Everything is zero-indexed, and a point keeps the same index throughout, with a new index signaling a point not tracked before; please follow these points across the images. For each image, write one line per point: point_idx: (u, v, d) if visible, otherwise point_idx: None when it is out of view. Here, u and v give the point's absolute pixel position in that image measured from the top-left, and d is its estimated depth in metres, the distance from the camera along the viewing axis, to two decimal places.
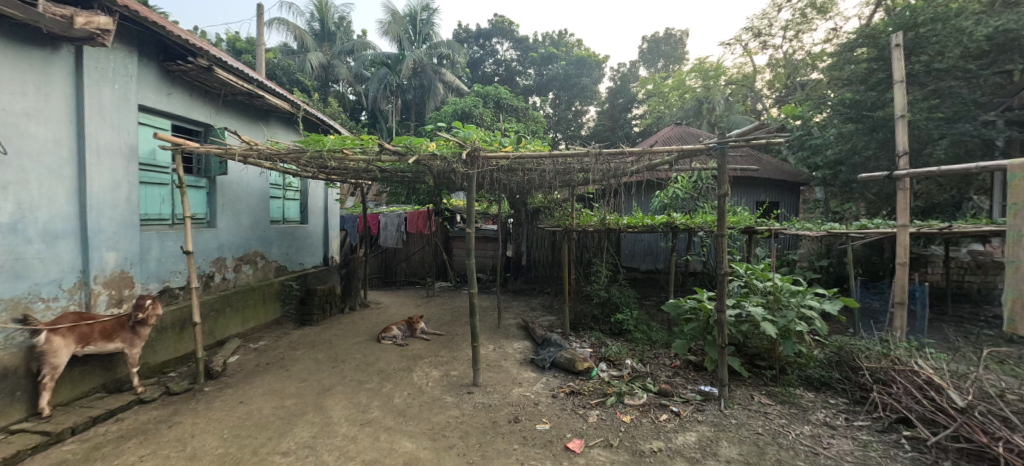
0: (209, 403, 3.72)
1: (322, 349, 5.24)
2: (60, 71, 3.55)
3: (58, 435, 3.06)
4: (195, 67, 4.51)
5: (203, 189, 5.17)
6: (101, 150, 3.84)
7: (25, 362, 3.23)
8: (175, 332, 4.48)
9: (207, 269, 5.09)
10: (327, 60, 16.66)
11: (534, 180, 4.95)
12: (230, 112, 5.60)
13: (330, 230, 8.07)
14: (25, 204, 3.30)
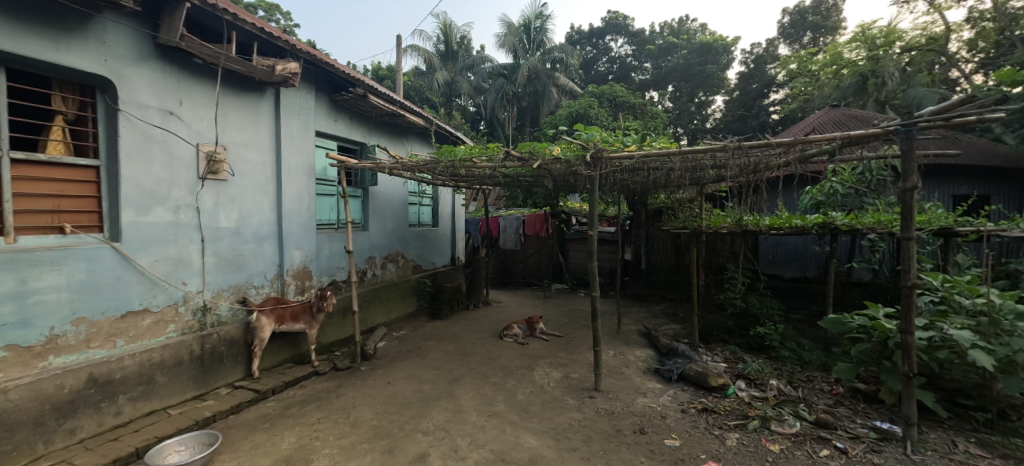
0: (364, 380, 4.35)
1: (451, 341, 5.72)
2: (266, 109, 4.54)
3: (263, 393, 3.90)
4: (355, 97, 5.36)
5: (359, 198, 6.11)
6: (291, 169, 4.80)
7: (244, 334, 4.19)
8: (339, 318, 5.36)
9: (362, 266, 5.98)
10: (451, 77, 18.23)
11: (659, 179, 4.69)
12: (379, 131, 6.52)
13: (456, 233, 8.79)
14: (244, 214, 4.30)
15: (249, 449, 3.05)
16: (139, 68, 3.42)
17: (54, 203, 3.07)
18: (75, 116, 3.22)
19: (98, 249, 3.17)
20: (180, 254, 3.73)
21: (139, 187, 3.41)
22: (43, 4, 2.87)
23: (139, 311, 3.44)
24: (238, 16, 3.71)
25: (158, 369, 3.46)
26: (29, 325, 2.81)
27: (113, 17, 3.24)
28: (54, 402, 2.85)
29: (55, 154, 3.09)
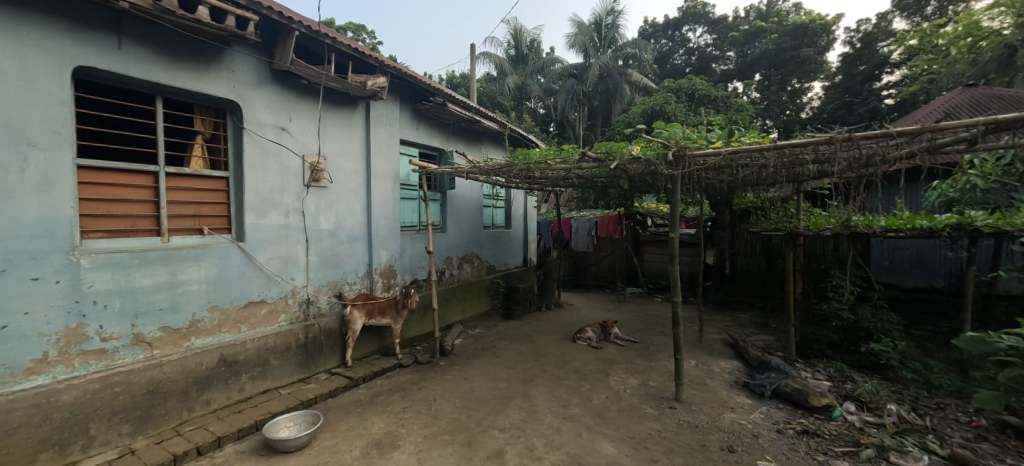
0: (444, 375, 4.57)
1: (524, 341, 5.79)
2: (358, 121, 4.98)
3: (356, 381, 4.27)
4: (435, 105, 5.68)
5: (438, 201, 6.44)
6: (378, 175, 5.20)
7: (340, 326, 4.62)
8: (420, 314, 5.70)
9: (441, 265, 6.30)
10: (522, 81, 18.45)
11: (749, 176, 4.33)
12: (456, 137, 6.82)
13: (528, 235, 8.89)
14: (340, 217, 4.75)
15: (345, 431, 3.36)
16: (258, 92, 3.94)
17: (195, 208, 3.66)
18: (211, 135, 3.80)
19: (227, 248, 3.71)
20: (289, 252, 4.22)
21: (258, 194, 3.93)
22: (188, 43, 3.44)
23: (258, 302, 3.95)
24: (336, 38, 4.13)
25: (271, 353, 3.96)
26: (178, 310, 3.39)
27: (239, 49, 3.78)
28: (195, 376, 3.41)
29: (196, 167, 3.66)
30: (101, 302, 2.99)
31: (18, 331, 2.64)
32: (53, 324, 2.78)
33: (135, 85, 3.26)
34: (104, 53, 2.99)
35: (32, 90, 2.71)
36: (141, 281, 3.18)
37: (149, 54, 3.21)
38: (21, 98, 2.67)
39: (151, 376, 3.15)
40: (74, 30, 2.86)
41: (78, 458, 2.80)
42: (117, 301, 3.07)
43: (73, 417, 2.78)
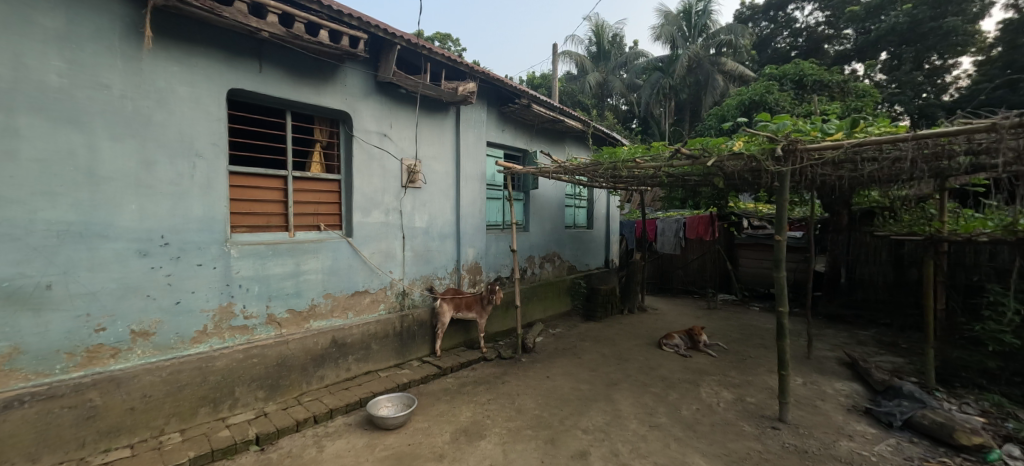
0: (526, 371, 4.67)
1: (606, 344, 5.68)
2: (449, 125, 5.28)
3: (444, 370, 4.53)
4: (520, 107, 5.81)
5: (522, 201, 6.58)
6: (467, 177, 5.47)
7: (430, 317, 4.95)
8: (503, 310, 5.89)
9: (524, 264, 6.43)
10: (604, 77, 17.99)
11: (876, 172, 3.78)
12: (540, 137, 6.89)
13: (610, 235, 8.69)
14: (432, 216, 5.08)
15: (436, 416, 3.60)
16: (365, 102, 4.37)
17: (314, 207, 4.16)
18: (327, 142, 4.30)
19: (338, 242, 4.17)
20: (389, 247, 4.62)
21: (364, 194, 4.37)
22: (311, 62, 3.93)
23: (362, 291, 4.39)
24: (432, 49, 4.44)
25: (373, 338, 4.37)
26: (300, 295, 3.90)
27: (350, 65, 4.22)
28: (313, 354, 3.90)
29: (316, 171, 4.17)
30: (244, 286, 3.56)
31: (186, 306, 3.26)
32: (210, 301, 3.38)
33: (271, 101, 3.81)
34: (249, 76, 3.56)
35: (198, 109, 3.32)
36: (273, 269, 3.71)
37: (282, 75, 3.74)
38: (190, 116, 3.28)
39: (279, 351, 3.67)
40: (229, 59, 3.44)
41: (227, 414, 3.38)
42: (256, 285, 3.62)
43: (223, 380, 3.36)
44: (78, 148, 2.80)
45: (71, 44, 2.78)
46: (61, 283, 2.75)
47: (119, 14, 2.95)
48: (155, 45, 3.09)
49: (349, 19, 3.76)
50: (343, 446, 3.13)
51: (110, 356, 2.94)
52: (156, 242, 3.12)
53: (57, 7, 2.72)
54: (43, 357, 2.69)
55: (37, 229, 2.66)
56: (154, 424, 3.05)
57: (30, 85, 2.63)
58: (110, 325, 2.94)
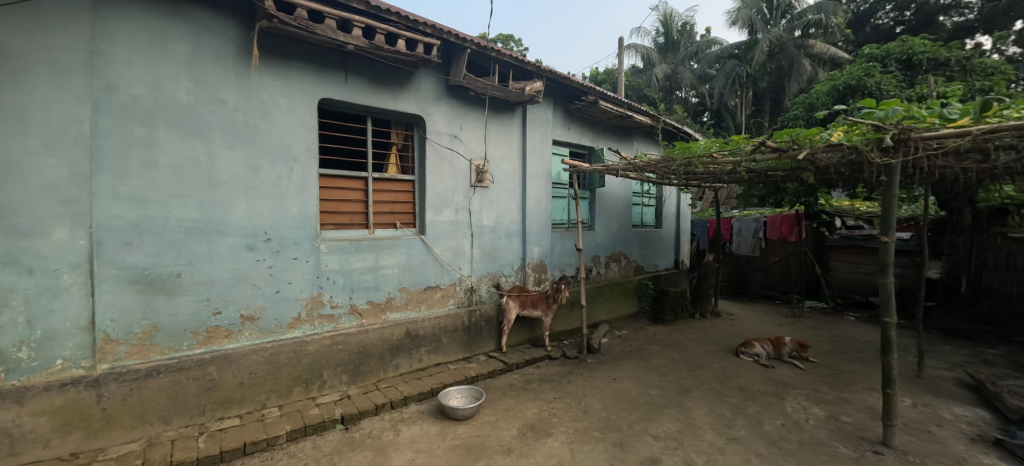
0: (592, 372, 4.61)
1: (677, 349, 5.43)
2: (516, 125, 5.34)
3: (509, 366, 4.60)
4: (587, 104, 5.74)
5: (587, 199, 6.49)
6: (533, 175, 5.50)
7: (497, 313, 5.07)
8: (568, 309, 5.87)
9: (589, 263, 6.34)
10: (672, 69, 17.10)
11: (1015, 162, 3.22)
12: (607, 134, 6.74)
13: (681, 235, 8.27)
14: (499, 215, 5.18)
15: (503, 410, 3.68)
16: (437, 105, 4.56)
17: (391, 206, 4.43)
18: (402, 145, 4.55)
19: (413, 239, 4.41)
20: (458, 245, 4.80)
21: (436, 194, 4.58)
22: (389, 70, 4.19)
23: (434, 286, 4.60)
24: (500, 51, 4.53)
25: (443, 331, 4.57)
26: (379, 288, 4.18)
27: (424, 70, 4.43)
28: (390, 343, 4.16)
29: (392, 172, 4.43)
30: (332, 278, 3.89)
31: (284, 295, 3.64)
32: (304, 291, 3.74)
33: (354, 109, 4.11)
34: (336, 86, 3.88)
35: (295, 118, 3.68)
36: (356, 263, 4.02)
37: (364, 83, 4.03)
38: (288, 125, 3.65)
39: (361, 339, 3.97)
40: (319, 71, 3.78)
41: (316, 394, 3.72)
42: (341, 278, 3.95)
43: (314, 363, 3.71)
44: (201, 155, 3.24)
45: (196, 66, 3.22)
46: (188, 272, 3.21)
47: (232, 38, 3.36)
48: (260, 62, 3.48)
49: (424, 27, 3.95)
50: (417, 432, 3.31)
51: (225, 336, 3.37)
52: (261, 238, 3.52)
53: (186, 34, 3.17)
54: (174, 335, 3.16)
55: (171, 225, 3.13)
56: (258, 398, 3.45)
57: (165, 102, 3.09)
58: (225, 309, 3.36)
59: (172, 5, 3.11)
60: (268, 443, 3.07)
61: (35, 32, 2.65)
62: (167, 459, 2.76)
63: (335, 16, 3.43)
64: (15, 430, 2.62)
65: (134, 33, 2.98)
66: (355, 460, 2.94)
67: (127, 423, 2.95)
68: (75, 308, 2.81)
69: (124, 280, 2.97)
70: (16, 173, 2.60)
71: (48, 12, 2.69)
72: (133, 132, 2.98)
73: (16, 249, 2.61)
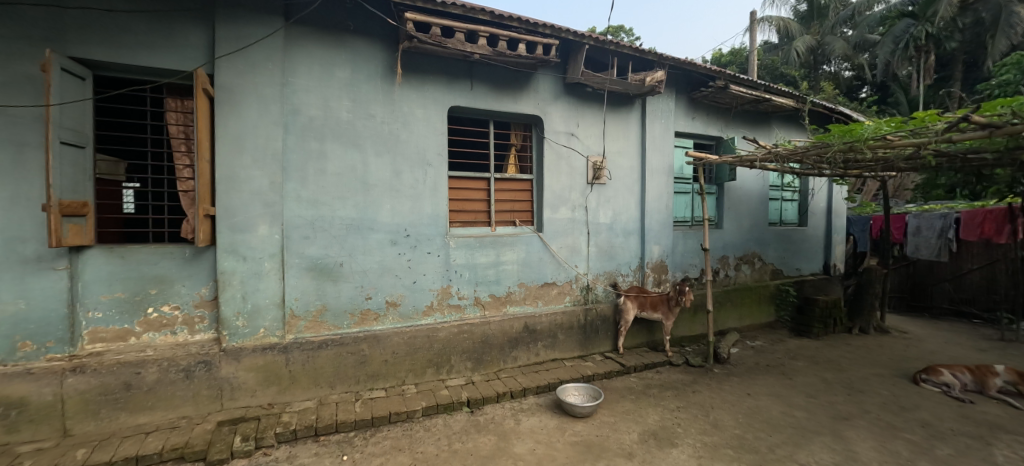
0: (721, 383, 4.21)
1: (828, 367, 4.65)
2: (635, 118, 5.13)
3: (627, 369, 4.45)
4: (715, 90, 5.25)
5: (714, 194, 5.93)
6: (653, 170, 5.22)
7: (613, 313, 4.95)
8: (690, 315, 5.44)
9: (716, 265, 5.79)
10: (818, 40, 14.47)
11: None
12: (738, 122, 6.07)
13: (833, 234, 7.04)
14: (616, 212, 5.04)
15: (622, 413, 3.59)
16: (555, 105, 4.62)
17: (511, 205, 4.65)
18: (521, 145, 4.73)
19: (531, 236, 4.55)
20: (575, 242, 4.80)
21: (553, 192, 4.64)
22: (509, 75, 4.38)
23: (551, 283, 4.69)
24: (619, 43, 4.40)
25: (559, 328, 4.64)
26: (500, 282, 4.42)
27: (542, 71, 4.53)
28: (509, 335, 4.37)
29: (512, 172, 4.63)
30: (459, 271, 4.23)
31: (420, 285, 4.07)
32: (436, 282, 4.13)
33: (477, 114, 4.40)
34: (463, 94, 4.19)
35: (429, 126, 4.08)
36: (480, 258, 4.31)
37: (487, 89, 4.29)
38: (424, 133, 4.06)
39: (484, 329, 4.25)
40: (448, 81, 4.12)
41: (445, 377, 4.09)
42: (467, 272, 4.26)
43: (444, 348, 4.08)
44: (358, 163, 3.80)
45: (354, 87, 3.77)
46: (347, 262, 3.79)
47: (380, 60, 3.86)
48: (402, 78, 3.93)
49: (543, 28, 4.02)
50: (537, 424, 3.41)
51: (374, 319, 3.91)
52: (402, 234, 3.99)
53: (346, 61, 3.73)
54: (338, 315, 3.77)
55: (336, 223, 3.74)
56: (399, 375, 3.92)
57: (332, 120, 3.69)
58: (374, 295, 3.90)
59: (336, 38, 3.69)
60: (407, 415, 3.47)
61: (247, 73, 3.40)
62: (334, 418, 3.32)
63: (463, 29, 3.70)
64: (234, 380, 3.42)
65: (310, 65, 3.61)
66: (481, 442, 3.15)
67: (305, 384, 3.61)
68: (272, 289, 3.54)
69: (304, 268, 3.64)
70: (235, 183, 3.38)
71: (255, 56, 3.42)
72: (310, 147, 3.63)
73: (236, 242, 3.40)
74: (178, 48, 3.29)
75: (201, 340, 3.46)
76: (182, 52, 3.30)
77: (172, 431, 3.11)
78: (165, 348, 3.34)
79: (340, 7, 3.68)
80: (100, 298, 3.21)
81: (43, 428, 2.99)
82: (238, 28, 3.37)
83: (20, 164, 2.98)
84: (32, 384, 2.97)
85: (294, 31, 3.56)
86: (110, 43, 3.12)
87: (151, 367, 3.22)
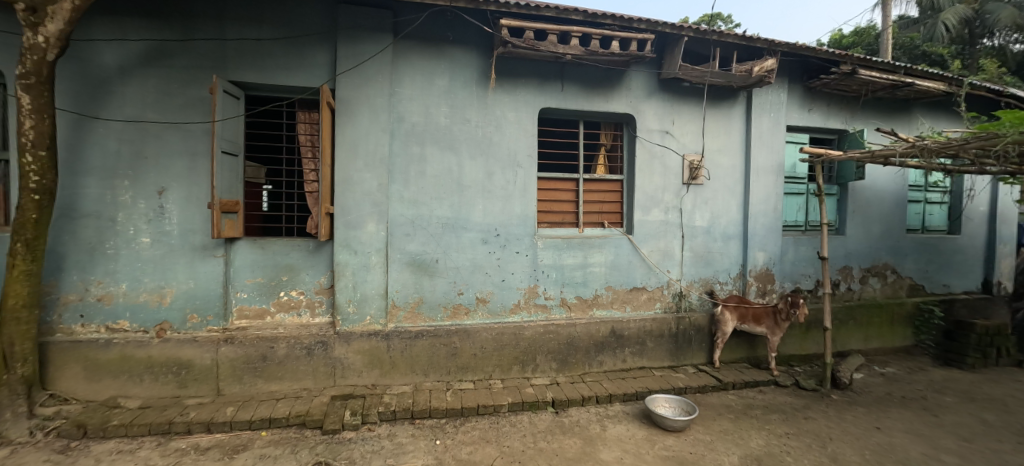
0: (840, 412, 3.69)
1: (990, 407, 3.82)
2: (738, 112, 4.71)
3: (724, 384, 4.10)
4: (838, 76, 4.61)
5: (835, 195, 5.21)
6: (759, 169, 4.75)
7: (710, 324, 4.60)
8: (801, 331, 4.88)
9: (834, 276, 5.09)
10: None
11: None
12: (866, 111, 5.26)
13: (998, 244, 5.76)
14: (714, 214, 4.68)
15: (720, 432, 3.31)
16: (648, 102, 4.43)
17: (600, 206, 4.56)
18: (611, 145, 4.62)
19: (620, 239, 4.42)
20: (668, 246, 4.56)
21: (645, 193, 4.46)
22: (601, 73, 4.30)
23: (640, 288, 4.51)
24: (723, 32, 4.07)
25: (648, 335, 4.44)
26: (587, 285, 4.36)
27: (636, 68, 4.37)
28: (595, 339, 4.29)
29: (601, 173, 4.55)
30: (546, 272, 4.26)
31: (509, 283, 4.18)
32: (523, 282, 4.21)
33: (567, 114, 4.39)
34: (555, 95, 4.21)
35: (520, 129, 4.16)
36: (567, 260, 4.29)
37: (578, 89, 4.26)
38: (515, 135, 4.16)
39: (569, 331, 4.23)
40: (540, 83, 4.17)
41: (530, 375, 4.14)
42: (554, 272, 4.28)
43: (530, 346, 4.14)
44: (454, 165, 4.02)
45: (453, 94, 4.00)
46: (442, 259, 4.03)
47: (476, 66, 4.04)
48: (495, 83, 4.07)
49: (638, 23, 3.87)
50: (624, 432, 3.31)
51: (465, 313, 4.11)
52: (493, 233, 4.13)
53: (445, 70, 3.97)
54: (433, 308, 4.03)
55: (434, 222, 4.00)
56: (486, 370, 4.06)
57: (432, 126, 3.96)
58: (465, 291, 4.09)
59: (437, 48, 3.95)
60: (494, 409, 3.58)
61: (361, 86, 3.78)
62: (428, 404, 3.55)
63: (556, 31, 3.70)
64: (345, 360, 3.83)
65: (414, 76, 3.91)
66: (567, 444, 3.14)
67: (403, 370, 3.92)
68: (378, 280, 3.90)
69: (404, 263, 3.96)
70: (351, 185, 3.79)
71: (369, 70, 3.79)
72: (412, 151, 3.93)
73: (349, 237, 3.81)
74: (307, 66, 3.78)
75: (320, 322, 3.94)
76: (311, 69, 3.79)
77: (296, 400, 3.58)
78: (293, 327, 3.87)
79: (441, 19, 3.93)
80: (245, 282, 3.81)
81: (203, 386, 3.65)
82: (355, 46, 3.76)
83: (194, 170, 3.67)
84: (197, 349, 3.64)
85: (401, 45, 3.88)
86: (257, 66, 3.69)
87: (282, 343, 3.74)
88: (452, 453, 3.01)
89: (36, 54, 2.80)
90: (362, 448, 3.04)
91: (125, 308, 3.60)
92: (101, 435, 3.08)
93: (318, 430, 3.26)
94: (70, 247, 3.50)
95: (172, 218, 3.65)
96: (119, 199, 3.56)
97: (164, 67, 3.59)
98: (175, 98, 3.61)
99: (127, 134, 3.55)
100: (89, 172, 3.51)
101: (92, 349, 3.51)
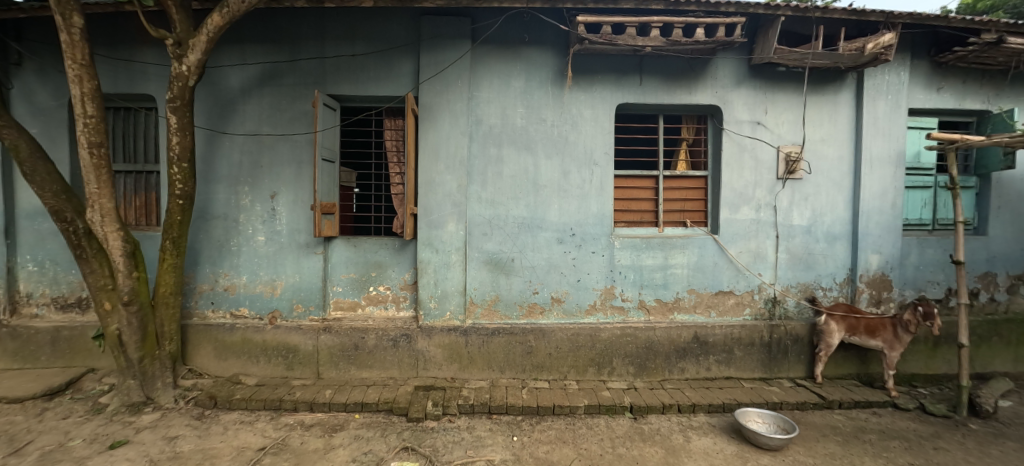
0: (983, 445, 3.12)
1: None
2: (847, 97, 4.18)
3: (829, 403, 3.66)
4: (979, 48, 3.90)
5: (974, 189, 4.41)
6: (873, 159, 4.18)
7: (810, 334, 4.14)
8: (927, 347, 4.22)
9: (970, 285, 4.32)
10: None
11: None
12: (1016, 87, 4.40)
13: None
14: (816, 211, 4.20)
15: (826, 456, 2.97)
16: (736, 91, 4.11)
17: (682, 204, 4.33)
18: (693, 139, 4.36)
19: (705, 238, 4.15)
20: (760, 247, 4.19)
21: (733, 190, 4.15)
22: (684, 64, 4.07)
23: (727, 292, 4.20)
24: (827, 8, 3.64)
25: (736, 343, 4.12)
26: (668, 287, 4.15)
27: (723, 55, 4.07)
28: (676, 344, 4.08)
29: (682, 169, 4.32)
30: (623, 273, 4.13)
31: (584, 284, 4.12)
32: (599, 282, 4.13)
33: (646, 109, 4.23)
34: (632, 89, 4.06)
35: (597, 126, 4.08)
36: (646, 260, 4.13)
37: (658, 82, 4.07)
38: (592, 132, 4.08)
39: (648, 335, 4.06)
40: (618, 78, 4.05)
41: (606, 378, 4.05)
42: (631, 273, 4.14)
43: (607, 348, 4.04)
44: (530, 165, 4.05)
45: (529, 95, 4.03)
46: (518, 258, 4.09)
47: (551, 65, 4.03)
48: (571, 82, 4.04)
49: (726, 7, 3.61)
50: (711, 446, 3.10)
51: (539, 312, 4.13)
52: (569, 233, 4.10)
53: (521, 71, 4.02)
54: (509, 306, 4.11)
55: (510, 221, 4.07)
56: (561, 370, 4.04)
57: (509, 127, 4.04)
58: (540, 290, 4.11)
59: (514, 50, 4.01)
60: (570, 410, 3.55)
61: (442, 92, 3.96)
62: (504, 400, 3.63)
63: (635, 23, 3.56)
64: (427, 353, 4.04)
65: (491, 79, 4.02)
66: (648, 452, 3.02)
67: (480, 366, 4.04)
68: (457, 278, 4.06)
69: (482, 261, 4.08)
70: (433, 186, 3.99)
71: (449, 75, 3.96)
72: (490, 153, 4.04)
73: (431, 237, 4.01)
74: (394, 76, 4.05)
75: (404, 316, 4.20)
76: (397, 79, 4.05)
77: (384, 387, 3.86)
78: (381, 319, 4.17)
79: (518, 22, 3.98)
80: (340, 277, 4.18)
81: (306, 369, 4.07)
82: (437, 54, 3.94)
83: (299, 176, 4.10)
84: (301, 337, 4.06)
85: (479, 50, 4.00)
86: (352, 79, 4.04)
87: (371, 334, 4.05)
88: (530, 451, 3.04)
89: (180, 81, 3.28)
90: (444, 438, 3.19)
91: (245, 297, 4.14)
92: (228, 407, 3.57)
93: (404, 417, 3.47)
94: (205, 244, 4.11)
95: (282, 219, 4.11)
96: (241, 203, 4.10)
97: (276, 85, 4.06)
98: (285, 113, 4.07)
99: (247, 146, 4.08)
100: (219, 180, 4.09)
101: (220, 332, 4.07)
